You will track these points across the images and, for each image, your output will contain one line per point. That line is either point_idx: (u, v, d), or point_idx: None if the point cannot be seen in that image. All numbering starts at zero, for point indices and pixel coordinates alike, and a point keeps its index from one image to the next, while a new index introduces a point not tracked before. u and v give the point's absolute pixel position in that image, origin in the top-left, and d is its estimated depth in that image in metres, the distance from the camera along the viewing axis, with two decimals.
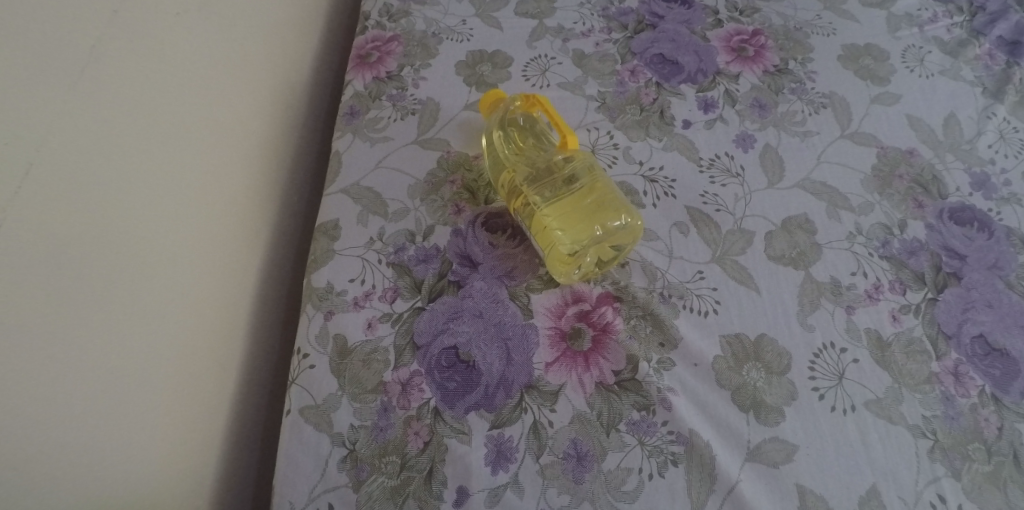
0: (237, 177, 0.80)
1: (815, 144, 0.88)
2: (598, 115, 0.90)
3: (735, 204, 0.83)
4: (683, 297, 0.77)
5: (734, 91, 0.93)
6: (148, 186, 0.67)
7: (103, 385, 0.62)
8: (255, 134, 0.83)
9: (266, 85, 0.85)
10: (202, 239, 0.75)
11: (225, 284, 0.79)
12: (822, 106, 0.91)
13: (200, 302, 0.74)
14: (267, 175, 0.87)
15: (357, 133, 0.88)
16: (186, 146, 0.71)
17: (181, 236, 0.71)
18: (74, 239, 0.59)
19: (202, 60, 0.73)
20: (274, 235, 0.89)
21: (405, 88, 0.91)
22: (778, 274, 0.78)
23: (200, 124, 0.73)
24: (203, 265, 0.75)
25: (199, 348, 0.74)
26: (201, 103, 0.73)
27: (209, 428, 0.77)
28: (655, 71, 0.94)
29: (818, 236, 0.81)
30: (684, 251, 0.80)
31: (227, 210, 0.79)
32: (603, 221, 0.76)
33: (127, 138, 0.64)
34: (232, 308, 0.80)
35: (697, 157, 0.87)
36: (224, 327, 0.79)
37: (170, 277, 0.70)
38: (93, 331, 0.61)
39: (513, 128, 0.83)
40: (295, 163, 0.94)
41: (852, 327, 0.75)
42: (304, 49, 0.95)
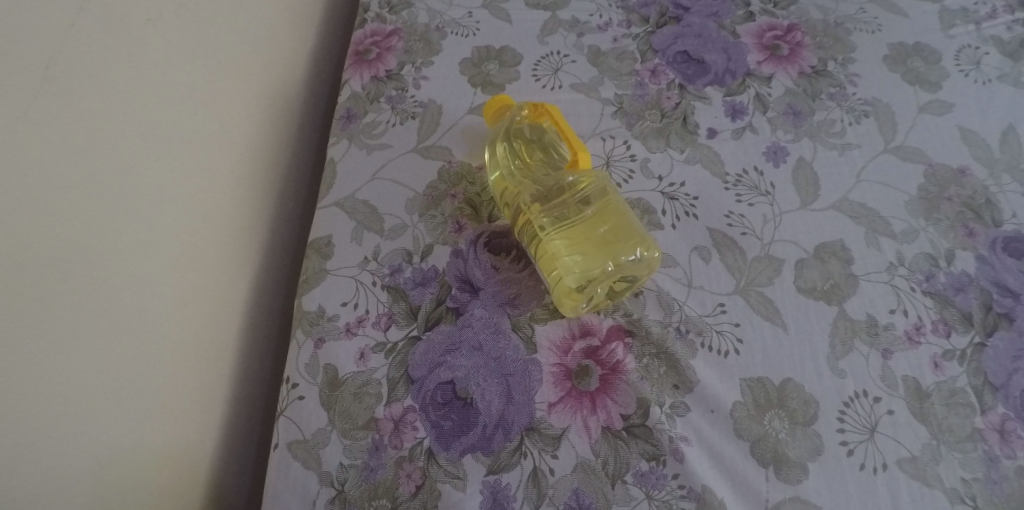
0: (227, 188, 0.75)
1: (855, 158, 0.80)
2: (614, 122, 0.83)
3: (763, 226, 0.76)
4: (702, 333, 0.70)
5: (765, 96, 0.85)
6: (129, 206, 0.61)
7: (86, 408, 0.58)
8: (246, 140, 0.78)
9: (257, 85, 0.79)
10: (190, 258, 0.70)
11: (214, 304, 0.74)
12: (863, 114, 0.82)
13: (189, 325, 0.70)
14: (258, 182, 0.81)
15: (353, 139, 0.83)
16: (171, 159, 0.66)
17: (167, 257, 0.66)
18: (48, 272, 0.55)
19: (188, 65, 0.67)
20: (267, 246, 0.84)
21: (405, 89, 0.85)
22: (807, 309, 0.72)
23: (187, 134, 0.68)
24: (192, 286, 0.70)
25: (187, 374, 0.70)
26: (187, 112, 0.68)
27: (196, 456, 0.73)
28: (679, 71, 0.86)
29: (854, 266, 0.73)
30: (705, 280, 0.73)
31: (216, 225, 0.73)
32: (616, 251, 0.69)
33: (104, 156, 0.59)
34: (222, 328, 0.76)
35: (722, 171, 0.79)
36: (214, 349, 0.74)
37: (156, 302, 0.65)
38: (78, 347, 0.57)
39: (519, 141, 0.75)
40: (289, 167, 0.88)
41: (887, 373, 0.68)
42: (298, 43, 0.88)
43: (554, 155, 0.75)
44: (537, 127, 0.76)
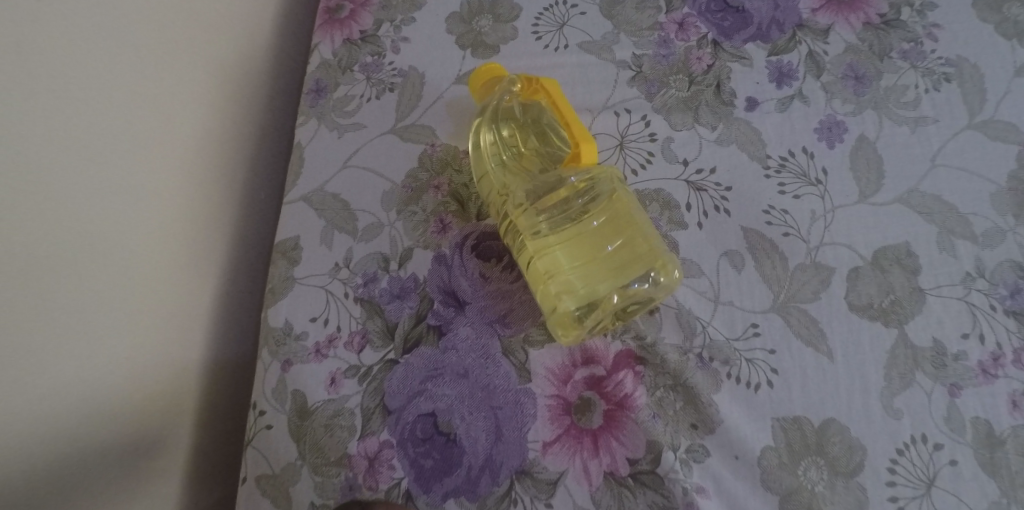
0: (179, 170, 0.65)
1: (930, 137, 0.65)
2: (632, 91, 0.69)
3: (810, 226, 0.63)
4: (728, 362, 0.59)
5: (820, 55, 0.69)
6: (30, 202, 0.53)
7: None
8: (201, 111, 0.67)
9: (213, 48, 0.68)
10: (135, 254, 0.61)
11: (177, 302, 0.66)
12: (944, 77, 0.67)
13: (143, 328, 0.62)
14: (224, 160, 0.71)
15: (322, 118, 0.72)
16: (85, 141, 0.57)
17: (97, 253, 0.58)
18: None
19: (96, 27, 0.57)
20: (241, 237, 0.74)
21: (382, 54, 0.74)
22: (860, 333, 0.60)
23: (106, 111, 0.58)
24: (141, 284, 0.62)
25: (145, 383, 0.63)
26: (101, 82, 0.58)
27: (163, 470, 0.66)
28: (713, 23, 0.71)
29: (921, 278, 0.61)
30: (735, 294, 0.61)
31: (169, 214, 0.64)
32: (626, 271, 0.57)
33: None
34: (191, 330, 0.68)
35: (763, 153, 0.65)
36: (182, 353, 0.67)
37: (87, 307, 0.58)
38: None
39: (510, 126, 0.62)
40: (263, 145, 0.77)
41: (953, 413, 0.57)
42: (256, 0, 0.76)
43: (554, 146, 0.61)
44: (533, 108, 0.62)
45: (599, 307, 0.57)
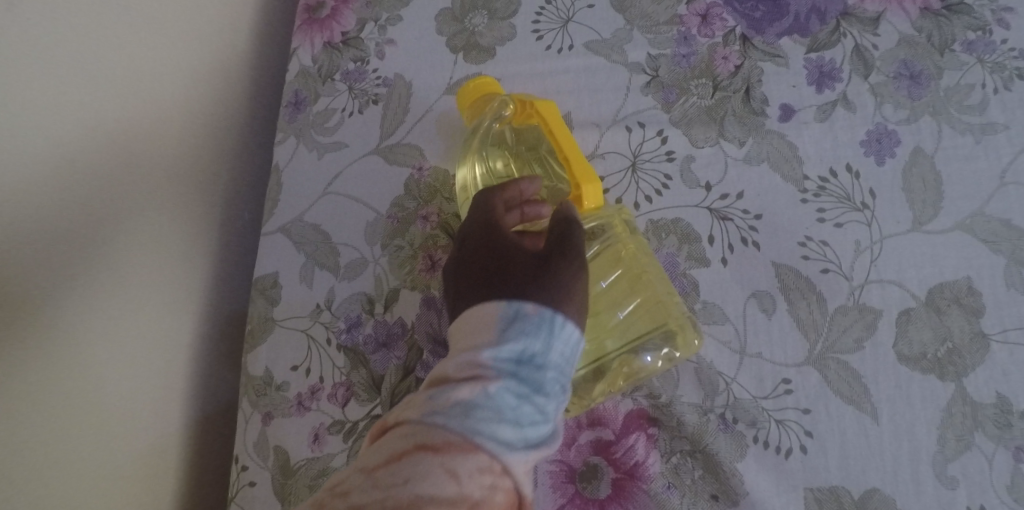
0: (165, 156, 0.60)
1: (999, 149, 0.55)
2: (646, 100, 0.60)
3: (854, 261, 0.54)
4: (755, 425, 0.52)
5: (869, 49, 0.59)
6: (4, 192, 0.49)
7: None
8: (185, 99, 0.62)
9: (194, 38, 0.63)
10: (119, 238, 0.57)
11: (167, 302, 0.62)
12: (1018, 74, 0.57)
13: (130, 323, 0.59)
14: (212, 152, 0.66)
15: (301, 136, 0.65)
16: (63, 125, 0.52)
17: (76, 238, 0.54)
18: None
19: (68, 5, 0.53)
20: (227, 249, 0.69)
21: (366, 60, 0.66)
22: (910, 388, 0.52)
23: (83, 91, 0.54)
24: (126, 272, 0.58)
25: (135, 384, 0.59)
26: (75, 59, 0.53)
27: (156, 488, 0.62)
28: (742, 14, 0.61)
29: (984, 321, 0.52)
30: (763, 345, 0.53)
31: (168, 188, 0.61)
32: (639, 336, 0.50)
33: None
34: (181, 336, 0.64)
35: (798, 174, 0.57)
36: (173, 360, 0.63)
37: (68, 287, 0.54)
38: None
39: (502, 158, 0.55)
40: (252, 153, 0.71)
41: (1019, 483, 0.49)
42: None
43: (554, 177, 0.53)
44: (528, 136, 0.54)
45: (608, 375, 0.52)
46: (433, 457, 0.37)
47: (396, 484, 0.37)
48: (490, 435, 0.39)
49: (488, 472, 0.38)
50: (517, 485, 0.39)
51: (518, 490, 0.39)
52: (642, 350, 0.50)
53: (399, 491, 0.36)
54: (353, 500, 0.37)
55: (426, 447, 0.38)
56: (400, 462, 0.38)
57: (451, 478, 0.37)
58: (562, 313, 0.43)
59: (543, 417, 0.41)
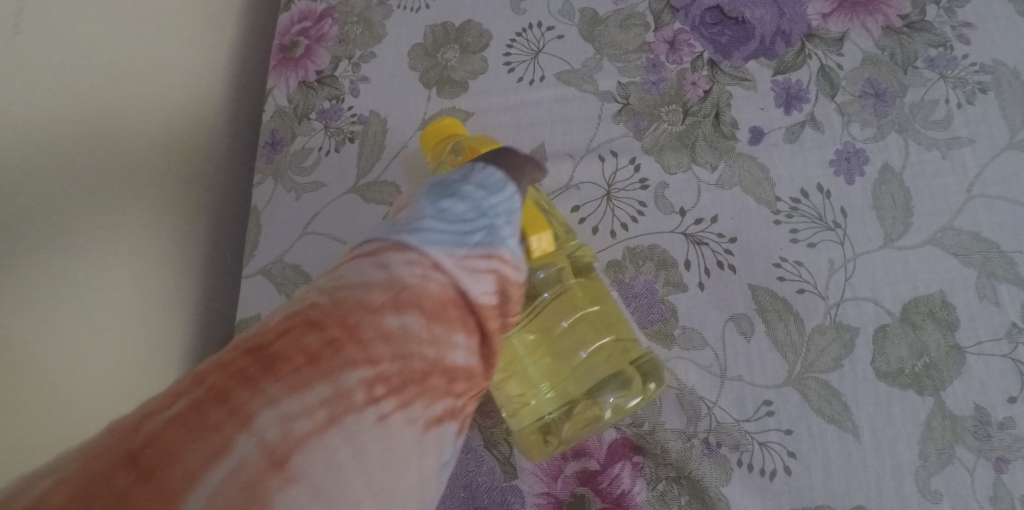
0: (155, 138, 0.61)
1: (965, 162, 0.56)
2: (618, 128, 0.61)
3: (829, 279, 0.55)
4: (738, 447, 0.52)
5: (834, 69, 0.60)
6: (33, 136, 0.51)
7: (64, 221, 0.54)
8: (173, 88, 0.63)
9: (179, 59, 0.64)
10: (158, 190, 0.61)
11: (160, 287, 0.62)
12: (979, 88, 0.58)
13: (129, 299, 0.59)
14: (227, 159, 0.69)
15: (280, 177, 0.66)
16: (55, 119, 0.53)
17: (129, 174, 0.58)
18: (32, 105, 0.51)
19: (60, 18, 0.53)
20: (217, 246, 0.68)
21: (341, 98, 0.67)
22: (889, 405, 0.52)
23: (73, 80, 0.54)
24: (159, 229, 0.62)
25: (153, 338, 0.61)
26: (145, 49, 0.60)
27: None
28: (708, 39, 0.62)
29: (958, 334, 0.53)
30: (743, 366, 0.54)
31: (191, 178, 0.65)
32: (598, 379, 0.52)
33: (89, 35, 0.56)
34: (170, 314, 0.63)
35: (770, 196, 0.57)
36: (166, 347, 0.62)
37: (120, 215, 0.58)
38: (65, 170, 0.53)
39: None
40: (242, 163, 0.72)
41: (999, 492, 0.50)
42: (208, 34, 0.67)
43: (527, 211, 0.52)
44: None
45: (571, 418, 0.52)
46: (363, 258, 0.42)
47: (334, 280, 0.41)
48: (416, 235, 0.43)
49: (416, 264, 0.42)
50: (451, 279, 0.42)
51: (453, 282, 0.42)
52: (603, 393, 0.52)
53: (336, 284, 0.41)
54: (301, 299, 0.41)
55: (360, 255, 0.42)
56: (337, 269, 0.42)
57: (382, 269, 0.41)
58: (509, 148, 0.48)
59: (477, 223, 0.44)
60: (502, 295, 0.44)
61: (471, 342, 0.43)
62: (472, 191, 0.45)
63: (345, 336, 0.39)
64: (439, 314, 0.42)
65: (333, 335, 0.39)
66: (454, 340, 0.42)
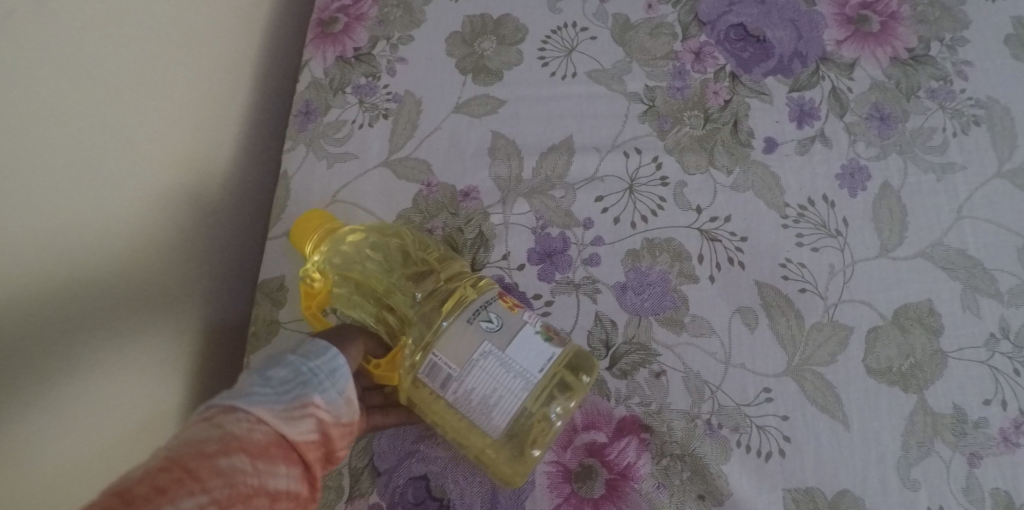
0: (166, 180, 0.59)
1: (957, 186, 0.62)
2: (643, 128, 0.64)
3: (828, 282, 0.60)
4: (739, 429, 0.56)
5: (844, 92, 0.65)
6: (65, 130, 0.50)
7: (84, 227, 0.51)
8: (195, 99, 0.61)
9: (203, 76, 0.62)
10: (171, 206, 0.59)
11: (155, 338, 0.59)
12: (973, 120, 0.63)
13: (124, 350, 0.56)
14: (238, 176, 0.68)
15: (312, 145, 0.67)
16: (73, 139, 0.50)
17: (147, 190, 0.57)
18: (69, 99, 0.50)
19: (101, 26, 0.51)
20: (212, 292, 0.65)
21: (377, 76, 0.69)
22: (877, 399, 0.57)
23: (98, 99, 0.52)
24: (167, 249, 0.59)
25: (146, 366, 0.58)
26: (178, 56, 0.59)
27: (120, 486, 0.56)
28: (731, 53, 0.67)
29: (942, 340, 0.58)
30: (747, 355, 0.58)
31: (200, 192, 0.63)
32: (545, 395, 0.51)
33: (134, 36, 0.54)
34: (166, 336, 0.60)
35: (780, 201, 0.62)
36: (150, 383, 0.59)
37: (133, 229, 0.56)
38: (92, 172, 0.52)
39: (360, 256, 0.58)
40: (246, 200, 0.70)
41: (971, 484, 0.55)
42: (233, 48, 0.66)
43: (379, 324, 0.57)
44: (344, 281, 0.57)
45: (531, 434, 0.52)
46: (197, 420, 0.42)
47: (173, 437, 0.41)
48: (238, 397, 0.44)
49: (244, 419, 0.43)
50: (276, 428, 0.43)
51: (280, 431, 0.44)
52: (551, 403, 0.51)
53: (177, 439, 0.41)
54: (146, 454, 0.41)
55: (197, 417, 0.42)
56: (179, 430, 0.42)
57: (215, 426, 0.42)
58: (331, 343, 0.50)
59: (296, 382, 0.46)
60: (322, 436, 0.46)
61: (301, 474, 0.44)
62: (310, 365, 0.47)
63: (186, 473, 0.39)
64: (267, 453, 0.42)
65: (175, 474, 0.39)
66: (278, 472, 0.43)
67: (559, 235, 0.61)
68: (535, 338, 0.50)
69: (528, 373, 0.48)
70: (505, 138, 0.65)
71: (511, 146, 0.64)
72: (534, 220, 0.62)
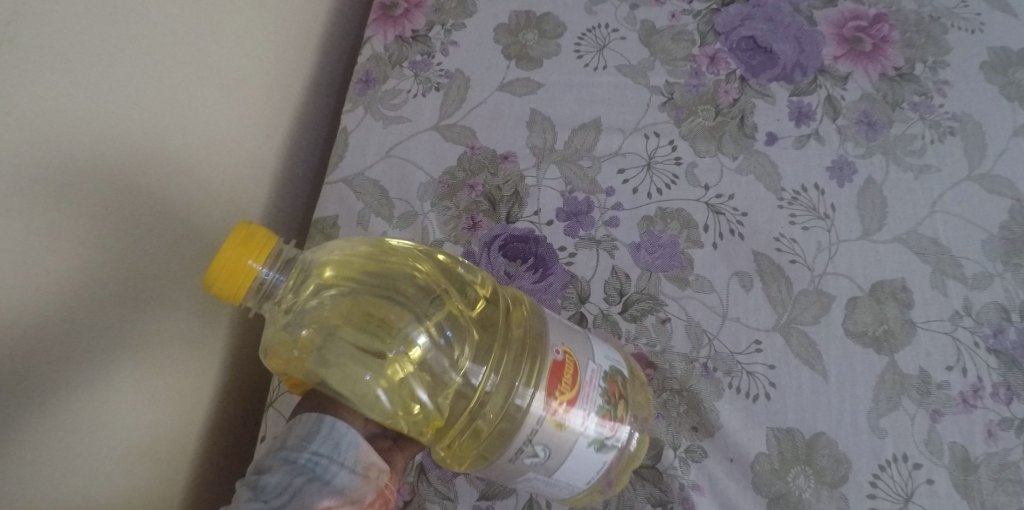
0: (196, 208, 0.61)
1: (932, 184, 0.71)
2: (661, 116, 0.74)
3: (815, 256, 0.68)
4: (731, 373, 0.64)
5: (838, 99, 0.75)
6: (143, 112, 0.55)
7: (149, 205, 0.56)
8: (247, 97, 0.67)
9: (255, 73, 0.68)
10: (219, 198, 0.64)
11: (194, 333, 0.63)
12: (949, 131, 0.73)
13: (163, 353, 0.60)
14: (274, 169, 0.74)
15: (370, 108, 0.76)
16: (147, 125, 0.55)
17: (202, 181, 0.61)
18: (145, 84, 0.55)
19: (176, 37, 0.57)
20: None
21: (432, 55, 0.78)
22: (853, 357, 0.65)
23: (168, 90, 0.57)
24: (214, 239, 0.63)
25: (177, 360, 0.62)
26: (235, 56, 0.65)
27: (151, 470, 0.59)
28: (742, 60, 0.76)
29: (913, 312, 0.66)
30: (741, 311, 0.66)
31: (244, 182, 0.68)
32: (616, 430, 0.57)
33: (200, 35, 0.60)
34: (198, 324, 0.64)
35: (778, 186, 0.71)
36: (181, 370, 0.62)
37: (185, 218, 0.60)
38: (163, 152, 0.57)
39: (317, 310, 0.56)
40: (274, 200, 0.75)
41: (933, 438, 0.62)
42: (286, 42, 0.74)
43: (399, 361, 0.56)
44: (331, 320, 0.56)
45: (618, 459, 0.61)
46: None
47: None
48: None
49: None
50: None
51: None
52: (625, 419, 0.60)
53: None
54: None
55: None
56: None
57: None
58: (329, 419, 0.53)
59: (289, 493, 0.48)
60: None
61: None
62: (307, 456, 0.51)
63: None
64: None
65: None
66: None
67: (584, 199, 0.70)
68: (589, 452, 0.53)
69: (585, 477, 0.54)
70: (542, 115, 0.74)
71: (546, 122, 0.74)
72: (563, 185, 0.71)
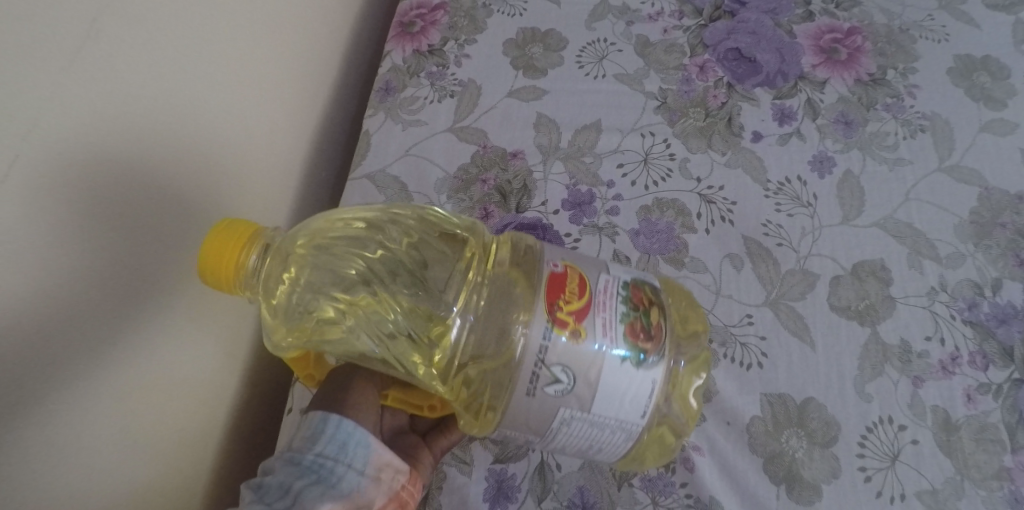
0: (240, 194, 0.66)
1: (906, 175, 0.77)
2: (656, 118, 0.81)
3: (800, 239, 0.74)
4: (725, 344, 0.69)
5: (817, 102, 0.82)
6: (213, 104, 0.60)
7: (211, 188, 0.61)
8: (288, 100, 0.73)
9: (295, 77, 0.75)
10: (258, 187, 0.69)
11: (230, 313, 0.68)
12: (920, 128, 0.79)
13: (201, 329, 0.64)
14: (304, 168, 0.79)
15: (390, 113, 0.83)
16: (214, 115, 0.61)
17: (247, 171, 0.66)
18: (218, 80, 0.61)
19: (243, 40, 0.63)
20: None
21: (446, 66, 0.85)
22: (839, 329, 0.70)
23: (233, 87, 0.63)
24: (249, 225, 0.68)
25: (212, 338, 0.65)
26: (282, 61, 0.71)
27: (188, 441, 0.63)
28: (729, 68, 0.84)
29: (892, 288, 0.72)
30: (734, 289, 0.71)
31: (279, 176, 0.73)
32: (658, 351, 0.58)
33: (260, 40, 0.66)
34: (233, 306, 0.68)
35: (764, 178, 0.77)
36: (216, 349, 0.66)
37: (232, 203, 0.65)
38: (222, 141, 0.62)
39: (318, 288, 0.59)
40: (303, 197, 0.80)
41: (916, 402, 0.67)
42: (320, 52, 0.80)
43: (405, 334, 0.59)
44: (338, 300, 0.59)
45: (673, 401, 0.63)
46: None
47: None
48: None
49: None
50: None
51: None
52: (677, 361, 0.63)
53: None
54: None
55: None
56: None
57: None
58: (335, 417, 0.57)
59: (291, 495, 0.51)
60: None
61: None
62: (312, 457, 0.54)
63: None
64: None
65: None
66: None
67: (587, 191, 0.76)
68: (630, 366, 0.55)
69: (633, 397, 0.55)
70: (547, 118, 0.81)
71: (551, 124, 0.81)
72: (567, 179, 0.77)
